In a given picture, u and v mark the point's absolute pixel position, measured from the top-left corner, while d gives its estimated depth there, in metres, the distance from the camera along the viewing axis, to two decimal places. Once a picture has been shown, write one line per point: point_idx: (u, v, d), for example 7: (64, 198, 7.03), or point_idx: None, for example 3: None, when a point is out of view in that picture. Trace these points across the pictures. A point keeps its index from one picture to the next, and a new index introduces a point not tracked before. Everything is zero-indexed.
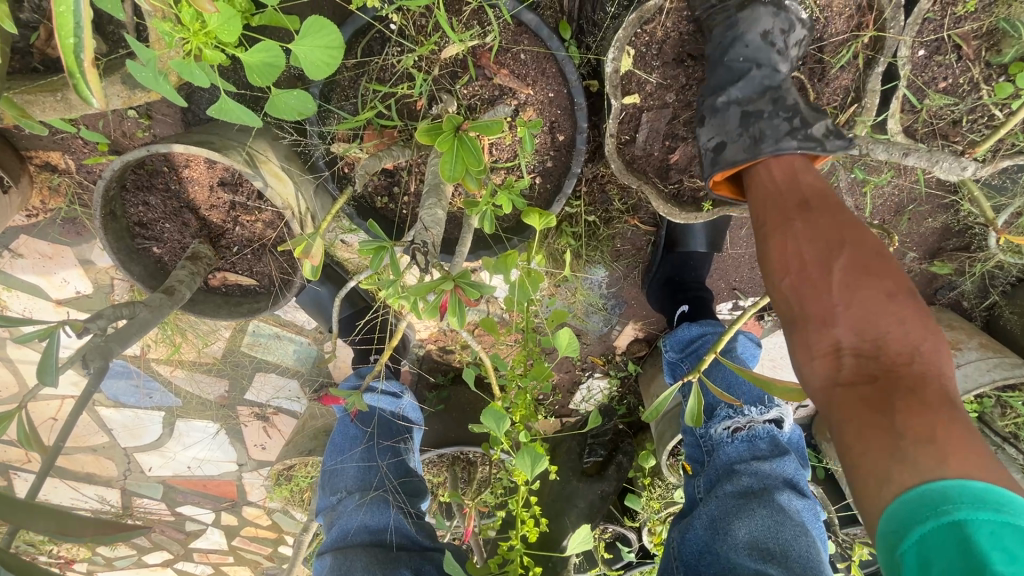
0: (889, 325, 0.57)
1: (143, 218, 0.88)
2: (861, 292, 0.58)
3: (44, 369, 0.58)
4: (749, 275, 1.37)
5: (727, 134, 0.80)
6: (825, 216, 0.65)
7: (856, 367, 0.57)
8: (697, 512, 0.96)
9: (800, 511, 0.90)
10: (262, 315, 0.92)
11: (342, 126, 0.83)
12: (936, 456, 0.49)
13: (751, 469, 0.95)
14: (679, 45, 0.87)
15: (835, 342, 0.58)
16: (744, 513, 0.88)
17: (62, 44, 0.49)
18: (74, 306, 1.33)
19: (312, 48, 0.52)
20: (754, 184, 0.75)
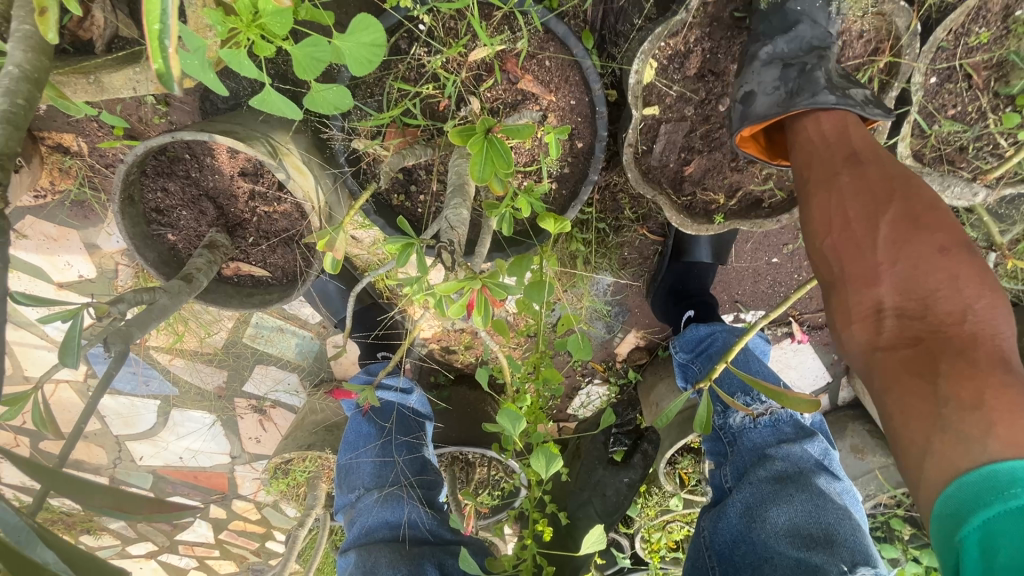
0: (937, 281, 0.58)
1: (161, 204, 0.88)
2: (913, 248, 0.59)
3: (66, 351, 0.58)
4: (752, 289, 1.40)
5: (761, 85, 0.79)
6: (874, 169, 0.65)
7: (897, 329, 0.58)
8: (731, 500, 1.01)
9: (839, 494, 0.95)
10: (275, 308, 0.93)
11: (367, 123, 0.84)
12: (982, 425, 0.52)
13: (783, 453, 1.01)
14: (701, 60, 0.89)
15: (877, 303, 0.60)
16: (781, 499, 0.93)
17: (145, 29, 0.44)
18: (76, 289, 1.32)
19: (357, 43, 0.52)
20: (796, 141, 0.74)
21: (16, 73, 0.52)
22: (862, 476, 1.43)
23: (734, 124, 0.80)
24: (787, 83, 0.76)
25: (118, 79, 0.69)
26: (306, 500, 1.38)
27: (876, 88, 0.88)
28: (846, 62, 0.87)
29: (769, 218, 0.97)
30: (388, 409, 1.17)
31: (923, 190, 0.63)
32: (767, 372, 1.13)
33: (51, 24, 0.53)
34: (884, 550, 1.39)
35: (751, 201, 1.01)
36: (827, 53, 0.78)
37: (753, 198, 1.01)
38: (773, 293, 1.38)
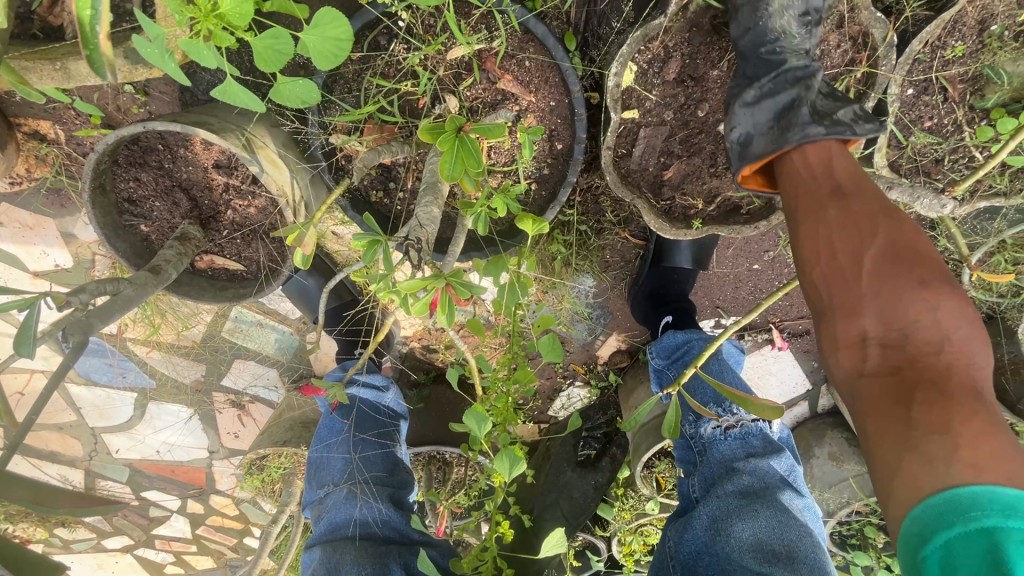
0: (917, 313, 0.57)
1: (133, 194, 0.87)
2: (897, 283, 0.58)
3: (21, 340, 0.58)
4: (733, 295, 1.40)
5: (755, 126, 0.78)
6: (858, 202, 0.63)
7: (881, 358, 0.58)
8: (697, 513, 1.01)
9: (801, 510, 0.95)
10: (248, 302, 0.92)
11: (344, 118, 0.83)
12: (948, 447, 0.51)
13: (751, 468, 1.01)
14: (680, 65, 0.89)
15: (862, 333, 0.59)
16: (747, 514, 0.93)
17: (78, 17, 0.56)
18: (51, 278, 1.30)
19: (322, 35, 0.51)
20: (783, 172, 0.72)
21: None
22: (838, 483, 1.45)
23: (734, 164, 0.79)
24: (780, 119, 0.75)
25: (86, 68, 0.68)
26: (281, 497, 1.37)
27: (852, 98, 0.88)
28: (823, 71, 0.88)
29: (747, 224, 0.98)
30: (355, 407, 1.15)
31: (904, 220, 0.61)
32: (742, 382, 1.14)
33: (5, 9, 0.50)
34: (858, 558, 1.40)
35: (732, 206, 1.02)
36: (811, 84, 0.77)
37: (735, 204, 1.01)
38: (753, 300, 1.39)
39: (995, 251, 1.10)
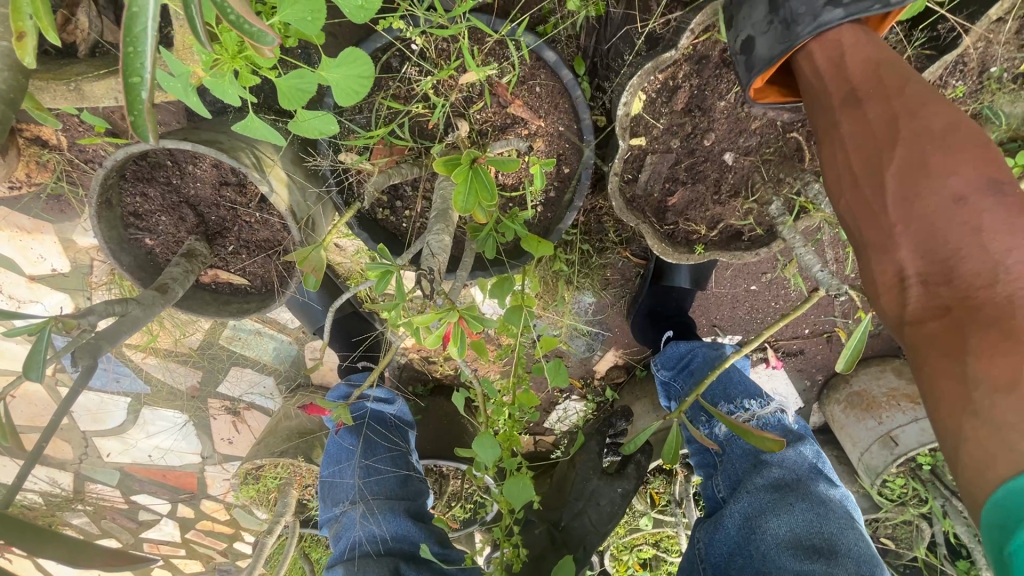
0: (958, 240, 0.53)
1: (139, 209, 0.87)
2: (929, 204, 0.55)
3: (32, 364, 0.58)
4: (730, 314, 1.42)
5: (756, 25, 0.69)
6: (877, 107, 0.59)
7: (923, 297, 0.55)
8: (727, 511, 1.01)
9: (838, 500, 0.96)
10: (251, 318, 0.93)
11: (355, 140, 0.83)
12: (1019, 407, 0.48)
13: (779, 459, 1.01)
14: (688, 95, 0.90)
15: (899, 271, 0.57)
16: (781, 509, 0.94)
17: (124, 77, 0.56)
18: (48, 283, 1.30)
19: (345, 75, 0.52)
20: (798, 79, 0.67)
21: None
22: None
23: (744, 77, 0.72)
24: (778, 12, 0.66)
25: (99, 88, 0.68)
26: (276, 507, 1.37)
27: None
28: None
29: (748, 251, 1.00)
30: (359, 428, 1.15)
31: (930, 122, 0.57)
32: (749, 385, 1.16)
33: (29, 49, 0.53)
34: None
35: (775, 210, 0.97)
36: None
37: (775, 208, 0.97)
38: (750, 320, 1.41)
39: None
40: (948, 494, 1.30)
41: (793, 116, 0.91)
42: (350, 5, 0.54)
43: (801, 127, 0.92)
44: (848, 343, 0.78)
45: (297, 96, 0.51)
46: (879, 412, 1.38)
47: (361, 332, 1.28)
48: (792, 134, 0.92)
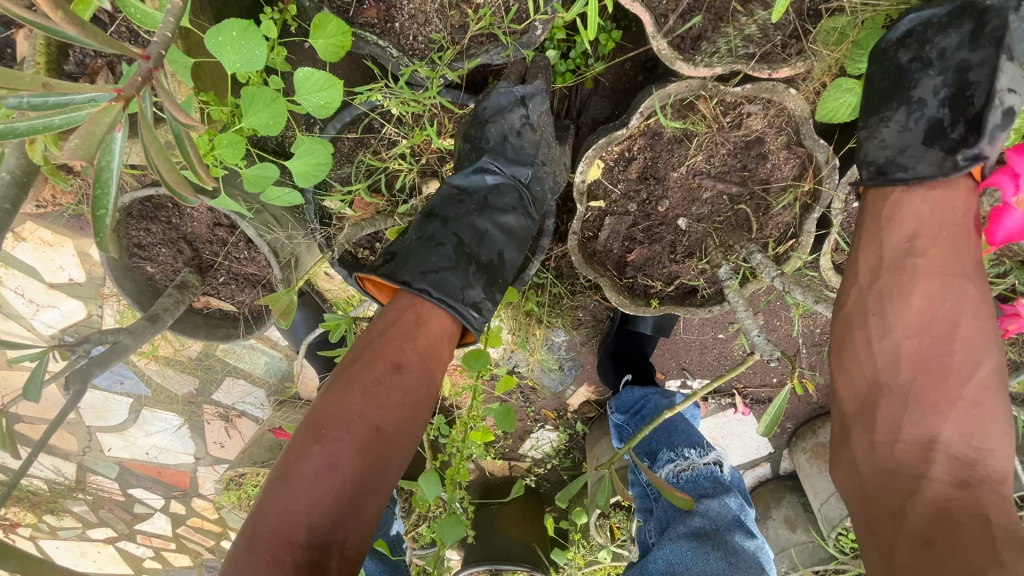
0: (996, 443, 0.62)
1: (143, 241, 0.97)
2: (989, 405, 0.63)
3: (29, 386, 0.68)
4: (698, 358, 1.47)
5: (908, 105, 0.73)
6: (972, 296, 0.66)
7: (946, 467, 0.61)
8: (652, 557, 1.01)
9: (752, 552, 0.97)
10: (235, 342, 1.03)
11: (336, 193, 0.93)
12: None
13: (703, 509, 1.03)
14: (643, 165, 0.97)
15: (933, 435, 0.63)
16: (698, 557, 0.94)
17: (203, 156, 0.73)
18: (65, 290, 1.42)
19: (305, 163, 0.66)
20: (909, 208, 0.71)
21: (8, 179, 0.66)
22: (787, 548, 1.53)
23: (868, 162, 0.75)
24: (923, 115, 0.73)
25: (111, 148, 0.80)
26: None
27: (800, 208, 0.97)
28: (775, 183, 0.96)
29: (701, 307, 1.06)
30: None
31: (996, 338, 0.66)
32: (694, 434, 1.22)
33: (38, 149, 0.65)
34: None
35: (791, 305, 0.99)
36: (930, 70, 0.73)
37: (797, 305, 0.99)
38: (717, 365, 1.46)
39: None
40: None
41: (741, 189, 0.98)
42: (314, 104, 0.64)
43: (749, 199, 0.99)
44: (770, 409, 0.85)
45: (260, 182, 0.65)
46: None
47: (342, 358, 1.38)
48: (740, 205, 0.99)
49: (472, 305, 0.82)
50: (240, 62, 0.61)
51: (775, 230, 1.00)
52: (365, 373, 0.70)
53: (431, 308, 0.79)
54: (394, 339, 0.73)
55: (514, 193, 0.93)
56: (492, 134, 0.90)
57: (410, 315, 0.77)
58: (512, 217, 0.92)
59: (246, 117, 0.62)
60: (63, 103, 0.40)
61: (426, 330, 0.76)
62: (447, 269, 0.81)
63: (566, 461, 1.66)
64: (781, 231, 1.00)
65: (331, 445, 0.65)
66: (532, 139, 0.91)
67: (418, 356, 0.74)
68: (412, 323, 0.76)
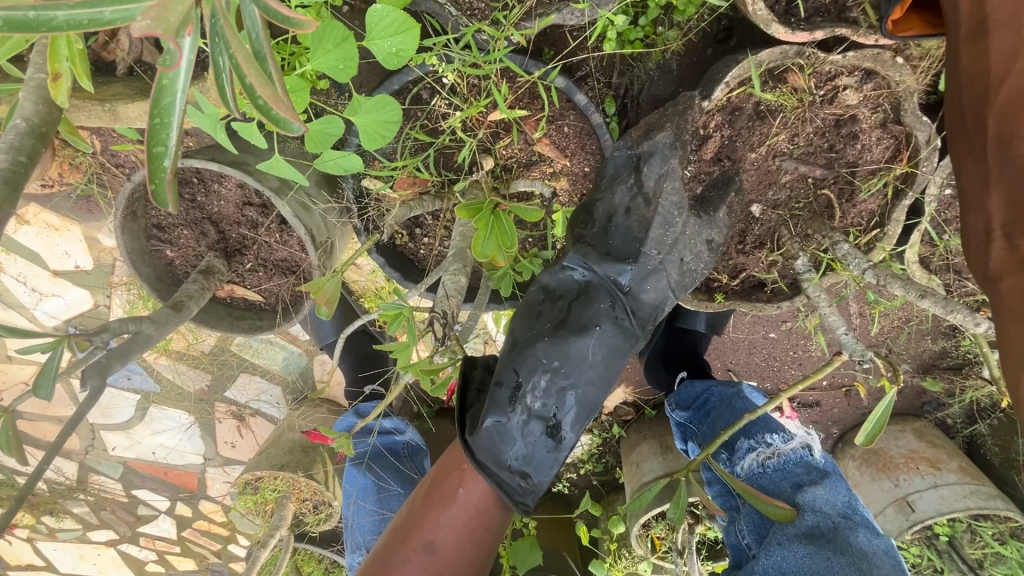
0: None
1: (163, 221, 0.88)
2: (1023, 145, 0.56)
3: (41, 381, 0.58)
4: (746, 359, 1.38)
5: None
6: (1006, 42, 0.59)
7: (1002, 247, 0.57)
8: (760, 564, 0.91)
9: (883, 552, 0.84)
10: (262, 335, 0.93)
11: (380, 171, 0.83)
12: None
13: (812, 506, 0.93)
14: (720, 145, 0.88)
15: (990, 222, 0.60)
16: (818, 563, 0.84)
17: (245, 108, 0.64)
18: (70, 278, 1.32)
19: (373, 120, 0.63)
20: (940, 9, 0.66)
21: (23, 128, 0.58)
22: None
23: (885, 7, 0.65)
24: None
25: (133, 110, 0.71)
26: (273, 519, 1.35)
27: (890, 194, 0.87)
28: (863, 166, 0.87)
29: (769, 304, 0.97)
30: (379, 458, 1.20)
31: None
32: (770, 420, 1.12)
33: (64, 89, 0.55)
34: None
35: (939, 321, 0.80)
36: None
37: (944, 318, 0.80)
38: (766, 367, 1.37)
39: None
40: (964, 569, 1.25)
41: (825, 173, 0.89)
42: (384, 51, 0.60)
43: (832, 184, 0.90)
44: (870, 417, 0.76)
45: (326, 139, 0.61)
46: (896, 473, 1.30)
47: (373, 356, 1.30)
48: (823, 190, 0.90)
49: (522, 473, 0.78)
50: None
51: (859, 218, 0.91)
52: (405, 546, 0.74)
53: (475, 475, 0.75)
54: (432, 512, 0.75)
55: (607, 300, 0.83)
56: (598, 214, 0.85)
57: (453, 478, 0.76)
58: (593, 340, 0.81)
59: (314, 58, 0.57)
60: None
61: (462, 505, 0.75)
62: (494, 422, 0.76)
63: (599, 466, 1.57)
64: (865, 219, 0.91)
65: None
66: (643, 217, 0.83)
67: (453, 534, 0.74)
68: (452, 491, 0.76)
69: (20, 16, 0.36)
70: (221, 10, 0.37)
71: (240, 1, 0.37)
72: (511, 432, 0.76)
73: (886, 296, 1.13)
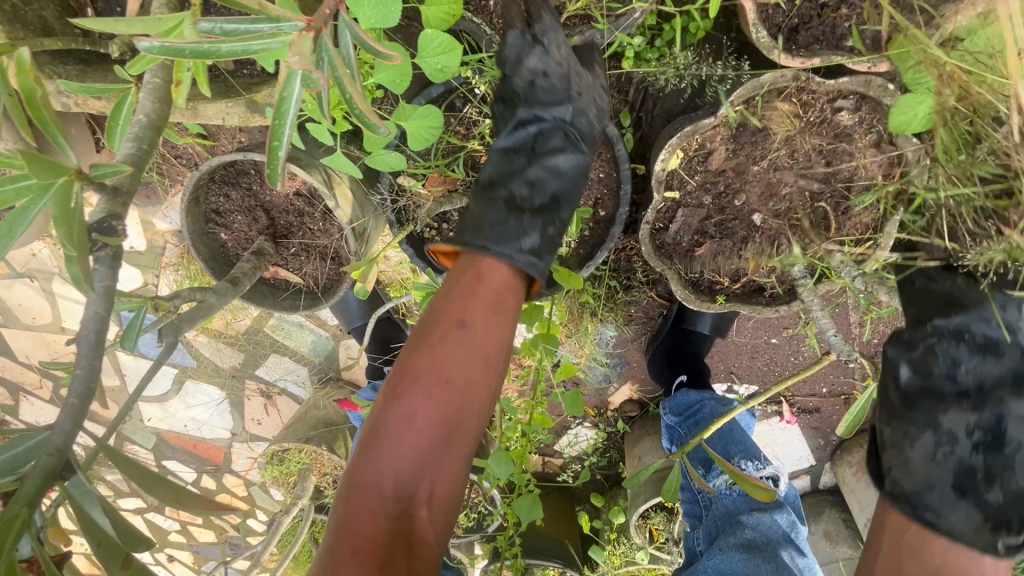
0: None
1: (221, 207, 0.99)
2: None
3: (127, 336, 0.68)
4: (748, 363, 1.45)
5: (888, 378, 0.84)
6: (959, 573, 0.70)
7: None
8: (703, 565, 1.09)
9: (800, 568, 1.02)
10: (298, 314, 1.03)
11: (416, 168, 0.94)
12: None
13: (755, 522, 1.10)
14: (725, 157, 0.97)
15: None
16: (750, 569, 1.02)
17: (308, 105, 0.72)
18: (125, 257, 1.44)
19: (417, 125, 0.72)
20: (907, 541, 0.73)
21: (145, 122, 0.62)
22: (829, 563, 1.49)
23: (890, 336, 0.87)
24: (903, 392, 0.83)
25: (210, 109, 0.82)
26: (296, 489, 1.46)
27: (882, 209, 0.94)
28: (858, 181, 0.93)
29: (769, 307, 1.03)
30: None
31: None
32: (748, 445, 1.28)
33: (183, 92, 0.64)
34: None
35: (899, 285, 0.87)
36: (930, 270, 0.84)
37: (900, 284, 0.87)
38: (767, 371, 1.43)
39: None
40: None
41: (822, 186, 0.95)
42: (431, 66, 0.69)
43: (829, 198, 0.96)
44: (851, 412, 0.83)
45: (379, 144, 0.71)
46: None
47: (396, 341, 1.40)
48: (820, 203, 0.97)
49: (535, 253, 0.77)
50: (376, 19, 0.60)
51: (854, 230, 0.97)
52: (434, 332, 0.69)
53: (493, 263, 0.74)
54: (457, 298, 0.70)
55: (557, 131, 0.84)
56: (518, 85, 0.84)
57: (469, 275, 0.72)
58: (563, 156, 0.83)
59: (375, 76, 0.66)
60: (257, 31, 0.43)
61: (489, 285, 0.72)
62: (495, 224, 0.77)
63: (603, 460, 1.64)
64: (860, 231, 0.97)
65: (408, 402, 0.66)
66: (560, 73, 0.83)
67: (482, 316, 0.69)
68: (472, 280, 0.72)
69: (197, 48, 0.42)
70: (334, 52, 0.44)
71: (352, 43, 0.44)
72: (509, 227, 0.77)
73: (881, 307, 1.19)
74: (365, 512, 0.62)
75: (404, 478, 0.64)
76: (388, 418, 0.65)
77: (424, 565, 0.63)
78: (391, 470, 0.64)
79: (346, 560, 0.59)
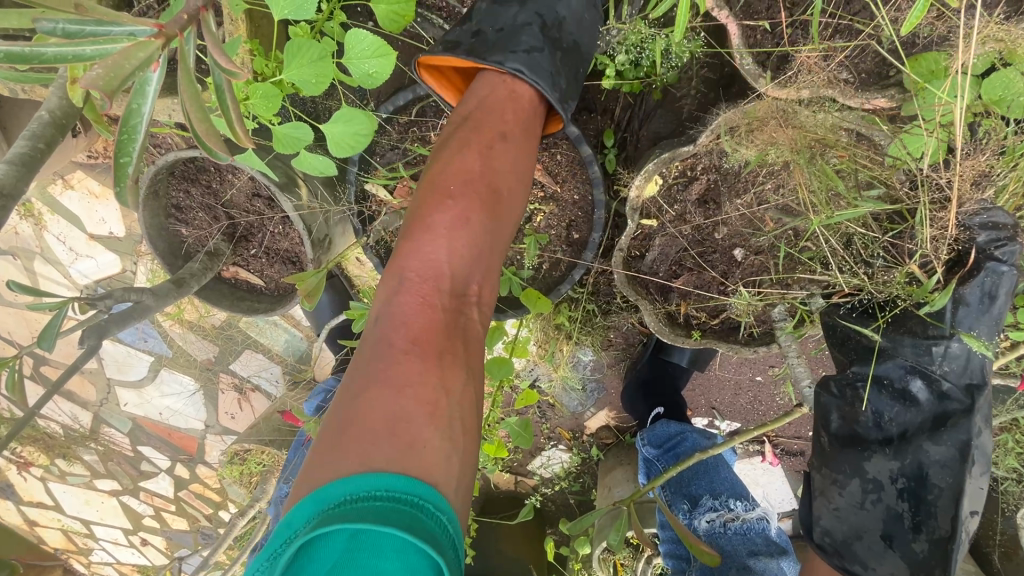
0: None
1: (181, 203, 0.96)
2: None
3: (45, 334, 0.66)
4: (729, 399, 1.39)
5: (851, 418, 0.86)
6: None
7: None
8: None
9: None
10: (258, 317, 0.99)
11: (380, 179, 0.91)
12: None
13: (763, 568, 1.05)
14: (705, 187, 0.93)
15: None
16: None
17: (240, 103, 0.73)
18: (104, 242, 1.43)
19: (342, 131, 0.71)
20: None
21: (47, 120, 0.66)
22: None
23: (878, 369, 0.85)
24: (883, 422, 0.85)
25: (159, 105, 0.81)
26: (255, 490, 1.43)
27: None
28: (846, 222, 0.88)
29: (747, 347, 0.97)
30: None
31: None
32: (732, 482, 1.22)
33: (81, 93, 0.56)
34: None
35: (843, 240, 0.86)
36: (959, 411, 0.81)
37: (842, 238, 0.86)
38: (751, 411, 1.36)
39: (1006, 427, 1.07)
40: None
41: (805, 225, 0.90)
42: (362, 70, 0.70)
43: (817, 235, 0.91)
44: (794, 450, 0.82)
45: (291, 142, 0.69)
46: None
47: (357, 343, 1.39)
48: (805, 242, 0.90)
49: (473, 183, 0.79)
50: (291, 8, 0.63)
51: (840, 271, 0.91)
52: (475, 138, 0.71)
53: (518, 82, 0.77)
54: (490, 114, 0.73)
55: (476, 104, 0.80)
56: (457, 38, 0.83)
57: (502, 91, 0.76)
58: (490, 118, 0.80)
59: (290, 70, 0.65)
60: (100, 34, 0.40)
61: (513, 95, 0.76)
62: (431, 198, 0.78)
63: (576, 486, 1.58)
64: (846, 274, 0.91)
65: (458, 204, 0.67)
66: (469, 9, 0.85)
67: (512, 138, 0.73)
68: (506, 98, 0.76)
69: (19, 52, 0.39)
70: (186, 65, 0.43)
71: (211, 64, 0.44)
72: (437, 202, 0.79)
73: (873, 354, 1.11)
74: (417, 297, 0.63)
75: (457, 266, 0.65)
76: (433, 227, 0.66)
77: (475, 349, 0.65)
78: (444, 255, 0.65)
79: (402, 347, 0.59)
